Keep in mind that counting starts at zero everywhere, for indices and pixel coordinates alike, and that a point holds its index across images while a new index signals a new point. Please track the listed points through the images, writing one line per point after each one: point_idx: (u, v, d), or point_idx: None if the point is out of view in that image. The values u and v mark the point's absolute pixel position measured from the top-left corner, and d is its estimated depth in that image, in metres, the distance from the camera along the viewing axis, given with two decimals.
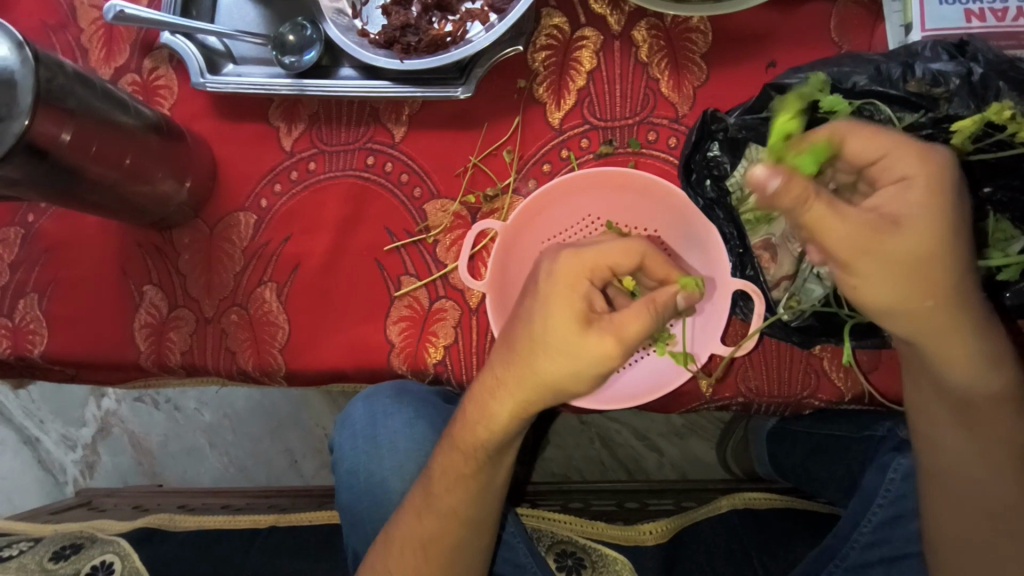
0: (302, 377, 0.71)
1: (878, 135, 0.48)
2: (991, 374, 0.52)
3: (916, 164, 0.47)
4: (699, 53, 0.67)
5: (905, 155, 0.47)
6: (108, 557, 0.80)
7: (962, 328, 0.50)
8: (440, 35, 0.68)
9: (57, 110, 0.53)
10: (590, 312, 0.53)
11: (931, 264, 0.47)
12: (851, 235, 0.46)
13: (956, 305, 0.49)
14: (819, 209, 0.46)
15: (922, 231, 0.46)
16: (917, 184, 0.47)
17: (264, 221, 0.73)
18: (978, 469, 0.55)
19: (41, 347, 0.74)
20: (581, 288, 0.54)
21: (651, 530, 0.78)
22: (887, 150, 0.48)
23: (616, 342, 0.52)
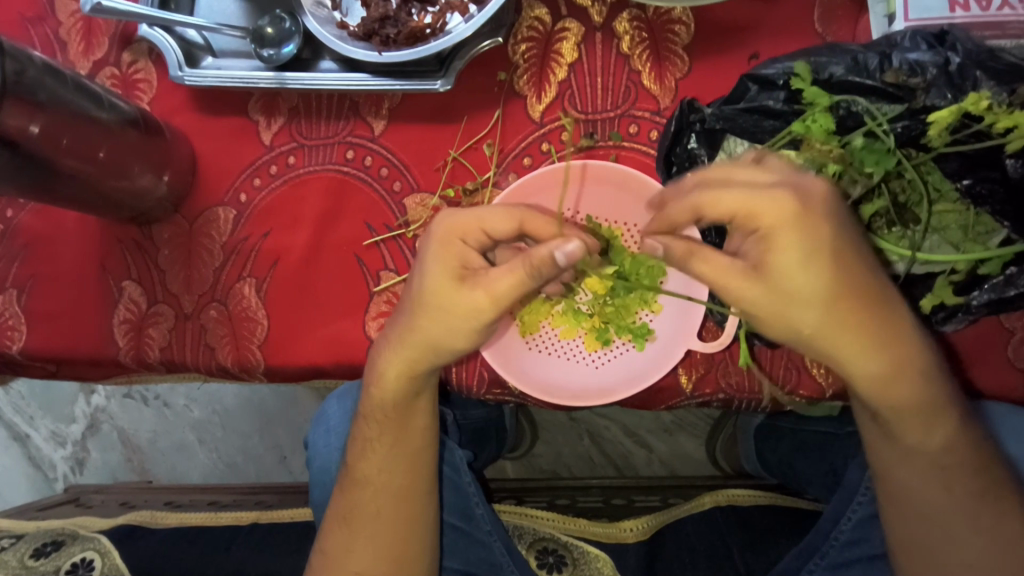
0: (282, 373, 0.71)
1: (727, 185, 0.48)
2: (903, 384, 0.51)
3: (764, 212, 0.46)
4: (682, 46, 0.66)
5: (760, 208, 0.46)
6: (88, 554, 0.80)
7: (876, 346, 0.49)
8: (419, 27, 0.67)
9: (26, 103, 0.53)
10: (464, 269, 0.55)
11: (819, 303, 0.47)
12: (758, 291, 0.48)
13: (862, 331, 0.49)
14: (704, 258, 0.49)
15: (795, 268, 0.46)
16: (767, 226, 0.46)
17: (243, 216, 0.73)
18: (914, 471, 0.55)
19: (20, 343, 0.73)
20: (452, 247, 0.55)
21: (632, 527, 0.78)
22: (746, 203, 0.47)
23: (486, 297, 0.53)
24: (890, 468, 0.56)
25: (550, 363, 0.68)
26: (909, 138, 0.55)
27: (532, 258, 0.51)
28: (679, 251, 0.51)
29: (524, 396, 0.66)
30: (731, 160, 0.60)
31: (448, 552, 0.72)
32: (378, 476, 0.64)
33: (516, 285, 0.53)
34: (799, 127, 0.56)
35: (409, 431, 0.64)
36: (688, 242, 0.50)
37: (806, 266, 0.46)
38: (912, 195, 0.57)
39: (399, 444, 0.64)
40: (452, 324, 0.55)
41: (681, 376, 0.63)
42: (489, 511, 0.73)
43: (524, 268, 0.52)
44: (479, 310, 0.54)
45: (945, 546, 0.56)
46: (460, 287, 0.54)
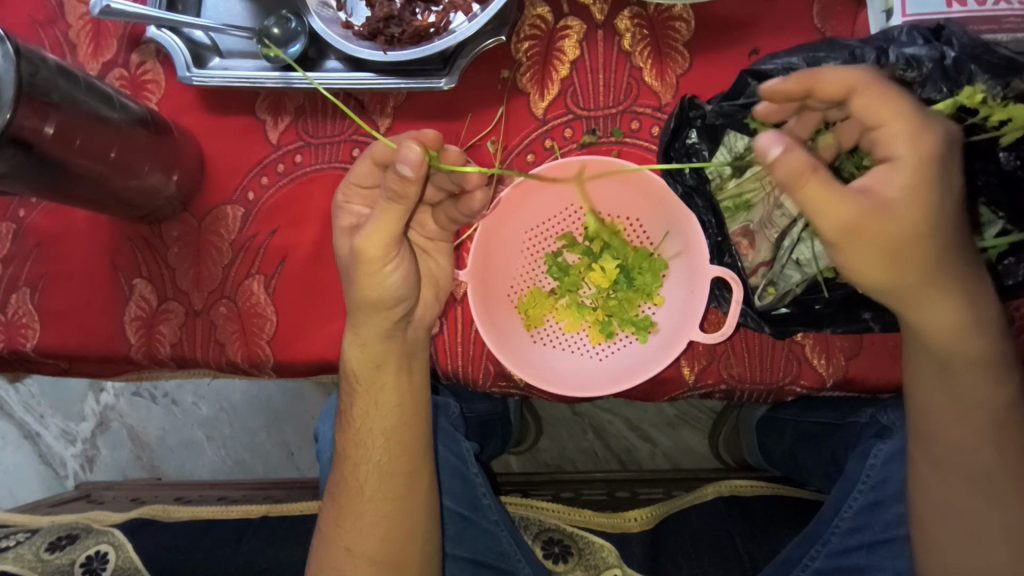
0: (291, 368, 0.72)
1: (888, 100, 0.47)
2: (969, 337, 0.53)
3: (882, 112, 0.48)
4: (683, 42, 0.67)
5: (894, 129, 0.47)
6: (102, 547, 0.82)
7: (947, 292, 0.51)
8: (423, 26, 0.68)
9: (41, 104, 0.54)
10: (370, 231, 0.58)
11: (915, 246, 0.48)
12: (852, 217, 0.47)
13: (939, 267, 0.50)
14: (818, 187, 0.47)
15: (904, 206, 0.47)
16: (904, 163, 0.47)
17: (251, 214, 0.74)
18: (969, 428, 0.57)
19: (33, 341, 0.75)
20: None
21: (636, 517, 0.80)
22: (886, 108, 0.47)
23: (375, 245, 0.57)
24: (949, 427, 0.58)
25: (557, 356, 0.69)
26: None
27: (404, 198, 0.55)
28: (792, 169, 0.47)
29: (530, 390, 0.67)
30: (731, 154, 0.62)
31: (452, 538, 0.73)
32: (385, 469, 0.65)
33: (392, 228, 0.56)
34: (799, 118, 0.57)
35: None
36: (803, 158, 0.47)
37: (909, 203, 0.47)
38: None
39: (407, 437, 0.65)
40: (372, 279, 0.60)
41: (683, 367, 0.64)
42: (496, 502, 0.75)
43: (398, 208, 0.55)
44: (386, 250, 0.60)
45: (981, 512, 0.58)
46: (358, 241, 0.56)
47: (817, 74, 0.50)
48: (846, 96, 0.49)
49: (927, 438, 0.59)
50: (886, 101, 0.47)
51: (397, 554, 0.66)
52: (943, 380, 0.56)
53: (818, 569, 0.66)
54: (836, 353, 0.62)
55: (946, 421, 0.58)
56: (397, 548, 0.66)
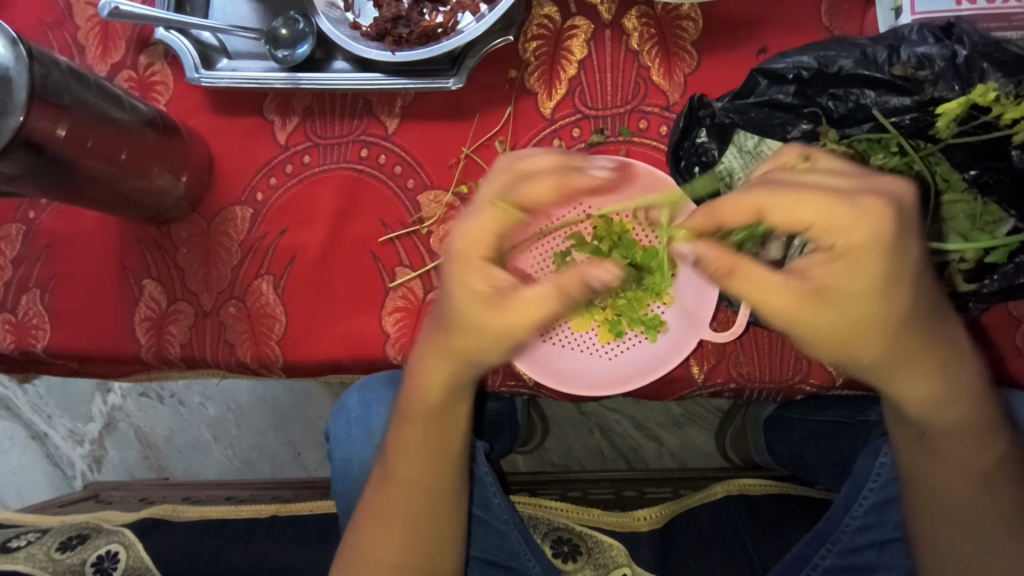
0: (300, 368, 0.72)
1: (801, 203, 0.43)
2: (951, 406, 0.52)
3: (839, 229, 0.42)
4: (690, 41, 0.67)
5: (831, 219, 0.42)
6: (113, 547, 0.82)
7: (923, 369, 0.49)
8: (431, 26, 0.68)
9: (52, 106, 0.54)
10: (492, 292, 0.50)
11: (877, 332, 0.46)
12: (792, 309, 0.44)
13: (914, 343, 0.47)
14: (752, 274, 0.44)
15: (857, 294, 0.44)
16: (846, 250, 0.43)
17: (260, 215, 0.74)
18: (959, 484, 0.56)
19: (44, 341, 0.75)
20: (475, 267, 0.50)
21: (645, 516, 0.80)
22: (804, 214, 0.43)
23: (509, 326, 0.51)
24: (940, 487, 0.57)
25: (565, 359, 0.68)
26: (917, 130, 0.57)
27: (564, 281, 0.50)
28: (714, 261, 0.44)
29: (539, 389, 0.69)
30: (740, 154, 0.61)
31: (474, 540, 0.75)
32: (402, 473, 0.65)
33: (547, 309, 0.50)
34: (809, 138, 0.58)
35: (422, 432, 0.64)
36: (725, 252, 0.44)
37: (865, 290, 0.44)
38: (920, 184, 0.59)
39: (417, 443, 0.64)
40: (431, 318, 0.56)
41: (693, 366, 0.65)
42: (506, 501, 0.75)
43: (555, 292, 0.50)
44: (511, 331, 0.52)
45: (991, 540, 0.56)
46: (492, 313, 0.51)
47: (774, 194, 0.43)
48: (758, 216, 0.44)
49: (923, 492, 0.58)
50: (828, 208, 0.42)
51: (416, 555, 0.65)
52: (923, 449, 0.56)
53: (828, 567, 0.66)
54: None
55: (940, 481, 0.56)
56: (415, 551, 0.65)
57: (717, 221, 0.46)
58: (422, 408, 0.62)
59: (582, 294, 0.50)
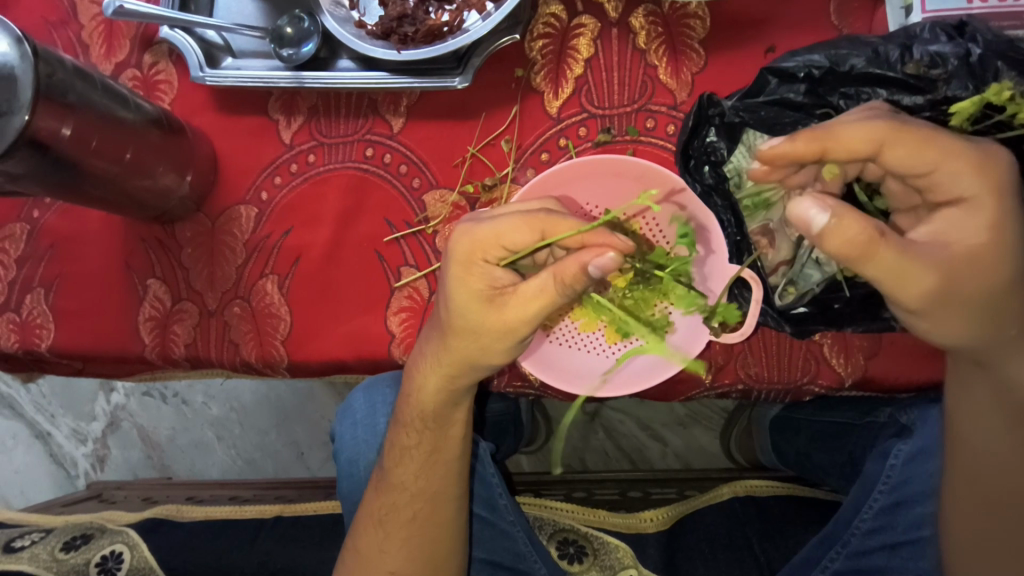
0: (305, 368, 0.72)
1: (927, 144, 0.46)
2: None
3: (957, 163, 0.46)
4: (697, 40, 0.67)
5: (958, 168, 0.46)
6: (117, 547, 0.82)
7: (1023, 347, 0.51)
8: (437, 25, 0.68)
9: (57, 105, 0.54)
10: (491, 290, 0.54)
11: (983, 293, 0.47)
12: (920, 270, 0.45)
13: (1004, 316, 0.49)
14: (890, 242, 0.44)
15: (972, 245, 0.46)
16: (978, 199, 0.46)
17: (265, 214, 0.74)
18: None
19: (48, 341, 0.75)
20: (478, 267, 0.54)
21: (651, 518, 0.80)
22: (941, 162, 0.46)
23: (517, 318, 0.53)
24: (1011, 481, 0.57)
25: (574, 359, 0.68)
26: None
27: (561, 273, 0.51)
28: (849, 232, 0.43)
29: (545, 390, 0.68)
30: (749, 152, 0.61)
31: (477, 541, 0.74)
32: (413, 480, 0.65)
33: (547, 302, 0.52)
34: None
35: (433, 437, 0.65)
36: (863, 221, 0.43)
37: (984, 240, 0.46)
38: None
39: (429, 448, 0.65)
40: (476, 339, 0.55)
41: (700, 367, 0.65)
42: (512, 502, 0.74)
43: (553, 284, 0.51)
44: (510, 328, 0.54)
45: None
46: (492, 309, 0.53)
47: (898, 126, 0.46)
48: (875, 151, 0.47)
49: (974, 478, 0.58)
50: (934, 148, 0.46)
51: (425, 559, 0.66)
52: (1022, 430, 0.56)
53: (837, 570, 0.66)
54: (854, 352, 0.62)
55: (994, 470, 0.57)
56: (425, 555, 0.66)
57: (824, 151, 0.48)
58: (430, 415, 0.63)
59: (582, 283, 0.51)
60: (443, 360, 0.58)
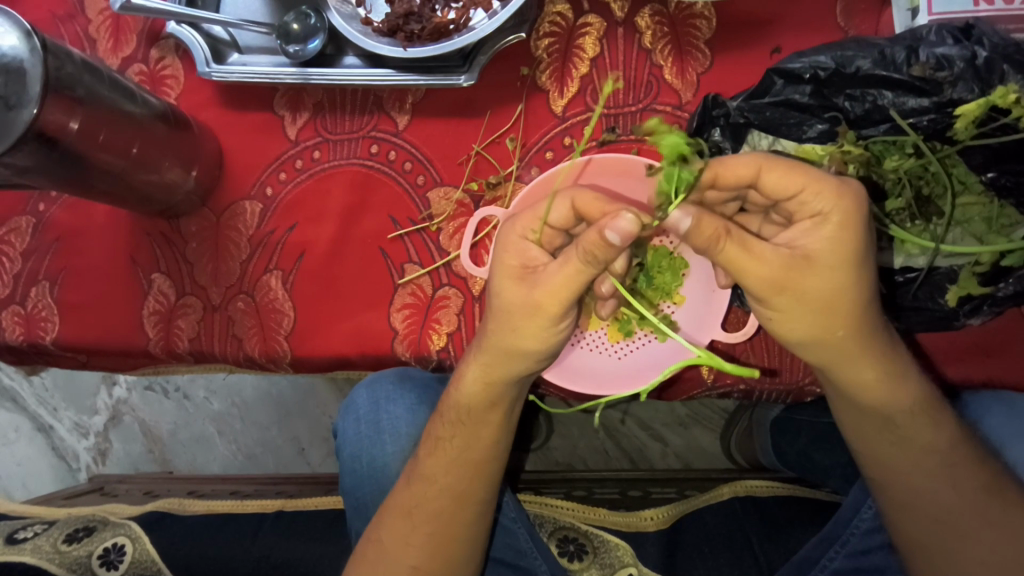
0: (308, 364, 0.72)
1: (793, 169, 0.47)
2: (902, 385, 0.54)
3: (830, 200, 0.46)
4: (703, 40, 0.67)
5: (821, 190, 0.46)
6: (120, 539, 0.82)
7: (869, 351, 0.51)
8: (443, 23, 0.68)
9: (66, 98, 0.54)
10: (524, 267, 0.55)
11: (840, 302, 0.48)
12: (774, 272, 0.47)
13: (868, 321, 0.50)
14: (732, 245, 0.47)
15: (836, 261, 0.46)
16: (833, 218, 0.46)
17: (269, 209, 0.74)
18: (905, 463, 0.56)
19: (52, 334, 0.75)
20: (514, 244, 0.56)
21: (652, 516, 0.80)
22: (806, 185, 0.46)
23: (545, 296, 0.53)
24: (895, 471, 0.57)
25: (578, 358, 0.69)
26: (934, 131, 0.56)
27: (584, 241, 0.49)
28: (706, 230, 0.46)
29: (546, 389, 0.70)
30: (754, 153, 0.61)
31: (494, 542, 0.74)
32: (417, 478, 0.66)
33: (572, 276, 0.51)
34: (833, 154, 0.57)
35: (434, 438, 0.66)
36: (717, 221, 0.46)
37: (846, 259, 0.46)
38: (936, 187, 0.58)
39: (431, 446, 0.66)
40: None
41: (702, 367, 0.65)
42: (513, 498, 0.75)
43: (578, 255, 0.50)
44: (539, 308, 0.54)
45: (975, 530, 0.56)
46: (522, 284, 0.54)
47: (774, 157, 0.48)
48: (756, 175, 0.49)
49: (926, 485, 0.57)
50: (795, 172, 0.47)
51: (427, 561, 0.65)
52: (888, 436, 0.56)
53: (837, 569, 0.66)
54: None
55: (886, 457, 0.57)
56: (426, 557, 0.65)
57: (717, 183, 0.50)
58: None
59: (607, 254, 0.48)
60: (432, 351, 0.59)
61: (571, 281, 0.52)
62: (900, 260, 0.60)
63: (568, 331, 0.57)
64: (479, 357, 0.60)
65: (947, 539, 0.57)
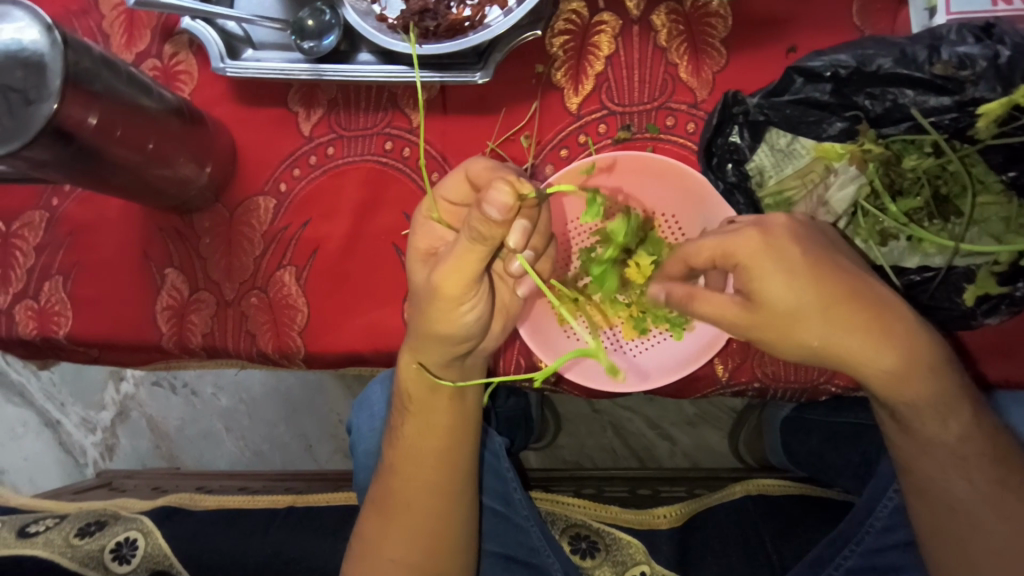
0: (321, 360, 0.72)
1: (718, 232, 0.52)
2: (925, 386, 0.52)
3: (738, 250, 0.51)
4: (719, 38, 0.67)
5: (738, 242, 0.51)
6: (131, 534, 0.82)
7: (878, 357, 0.51)
8: (458, 21, 0.69)
9: (85, 93, 0.55)
10: (429, 250, 0.59)
11: (797, 328, 0.51)
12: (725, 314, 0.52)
13: (853, 334, 0.51)
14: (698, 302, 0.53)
15: (776, 295, 0.50)
16: (750, 261, 0.50)
17: (283, 205, 0.74)
18: (936, 462, 0.56)
19: (66, 328, 0.76)
20: (420, 225, 0.60)
21: (664, 514, 0.80)
22: (721, 242, 0.52)
23: (442, 276, 0.54)
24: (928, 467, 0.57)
25: None
26: (956, 130, 0.56)
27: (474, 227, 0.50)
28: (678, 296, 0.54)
29: (559, 386, 0.70)
30: (772, 152, 0.61)
31: (488, 535, 0.74)
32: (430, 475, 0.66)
33: (468, 257, 0.52)
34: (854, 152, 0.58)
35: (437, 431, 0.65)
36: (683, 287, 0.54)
37: (784, 293, 0.50)
38: (954, 186, 0.59)
39: (443, 443, 0.66)
40: None
41: (717, 365, 0.65)
42: (527, 497, 0.75)
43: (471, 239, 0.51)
44: (447, 293, 0.54)
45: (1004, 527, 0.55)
46: (426, 263, 0.59)
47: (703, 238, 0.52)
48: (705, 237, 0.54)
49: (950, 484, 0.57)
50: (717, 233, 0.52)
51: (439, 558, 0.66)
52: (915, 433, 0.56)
53: (850, 568, 0.66)
54: None
55: (915, 457, 0.57)
56: (439, 554, 0.66)
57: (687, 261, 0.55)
58: None
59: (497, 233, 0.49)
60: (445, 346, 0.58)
61: (468, 258, 0.52)
62: (917, 259, 0.60)
63: (477, 312, 0.57)
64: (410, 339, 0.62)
65: (976, 537, 0.56)
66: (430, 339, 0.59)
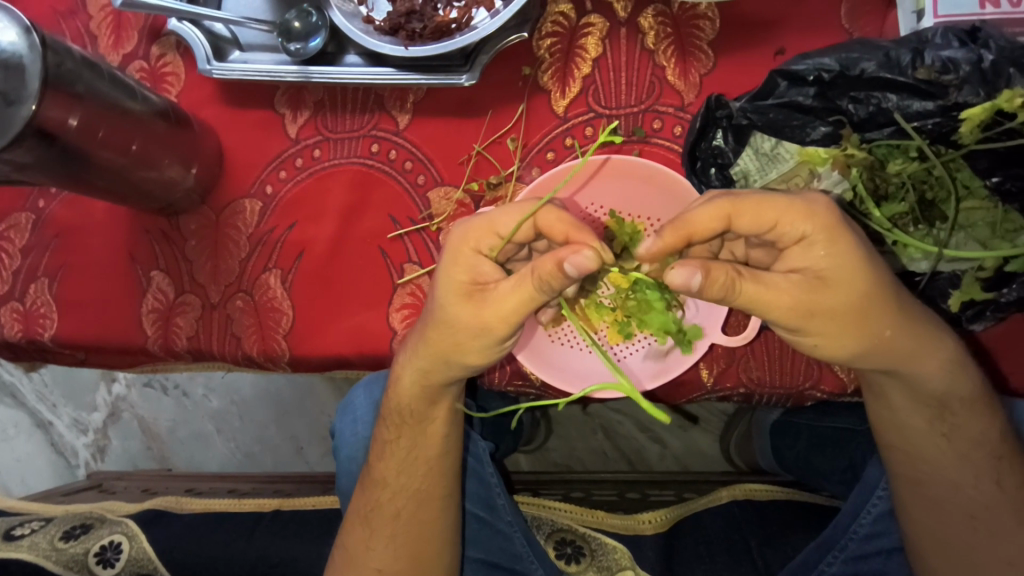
0: (307, 363, 0.72)
1: (766, 202, 0.47)
2: (959, 376, 0.54)
3: (807, 222, 0.46)
4: (707, 41, 0.67)
5: (795, 214, 0.46)
6: (116, 537, 0.82)
7: (924, 344, 0.51)
8: (445, 22, 0.68)
9: (65, 95, 0.54)
10: (474, 284, 0.53)
11: (866, 310, 0.48)
12: (800, 297, 0.46)
13: (903, 318, 0.50)
14: (749, 285, 0.46)
15: (852, 275, 0.46)
16: (820, 239, 0.46)
17: (269, 208, 0.74)
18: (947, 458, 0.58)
19: (51, 331, 0.75)
20: (466, 258, 0.54)
21: (650, 520, 0.79)
22: (779, 217, 0.47)
23: (495, 317, 0.52)
24: (927, 459, 0.58)
25: (577, 358, 0.69)
26: (939, 135, 0.56)
27: (540, 269, 0.49)
28: (715, 281, 0.45)
29: (544, 390, 0.69)
30: (757, 156, 0.61)
31: (471, 541, 0.75)
32: (413, 477, 0.66)
33: (525, 300, 0.51)
34: (836, 157, 0.58)
35: (415, 436, 0.65)
36: (726, 269, 0.46)
37: (860, 270, 0.46)
38: (939, 191, 0.58)
39: (418, 448, 0.65)
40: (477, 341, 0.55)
41: (702, 370, 0.65)
42: (510, 502, 0.74)
43: (533, 281, 0.50)
44: (490, 331, 0.53)
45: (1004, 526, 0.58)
46: (472, 303, 0.53)
47: (740, 200, 0.47)
48: (726, 225, 0.48)
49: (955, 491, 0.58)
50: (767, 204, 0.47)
51: (422, 562, 0.66)
52: (939, 427, 0.57)
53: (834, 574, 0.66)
54: None
55: (925, 458, 0.58)
56: (421, 558, 0.66)
57: (688, 237, 0.49)
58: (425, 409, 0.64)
59: (558, 281, 0.49)
60: (424, 352, 0.58)
61: (524, 306, 0.51)
62: (903, 264, 0.59)
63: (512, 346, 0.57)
64: (416, 359, 0.59)
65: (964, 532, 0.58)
66: (447, 360, 0.57)
